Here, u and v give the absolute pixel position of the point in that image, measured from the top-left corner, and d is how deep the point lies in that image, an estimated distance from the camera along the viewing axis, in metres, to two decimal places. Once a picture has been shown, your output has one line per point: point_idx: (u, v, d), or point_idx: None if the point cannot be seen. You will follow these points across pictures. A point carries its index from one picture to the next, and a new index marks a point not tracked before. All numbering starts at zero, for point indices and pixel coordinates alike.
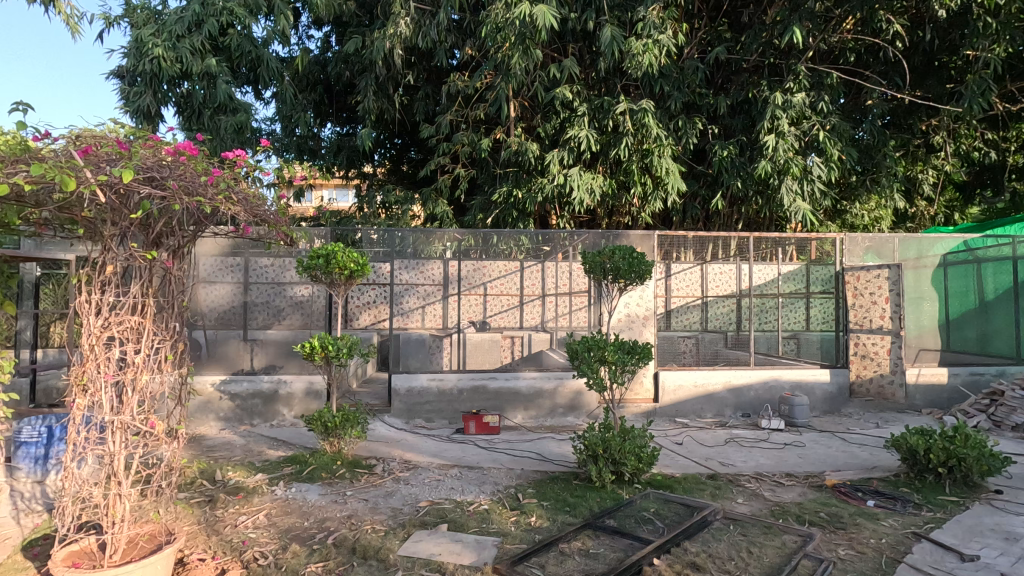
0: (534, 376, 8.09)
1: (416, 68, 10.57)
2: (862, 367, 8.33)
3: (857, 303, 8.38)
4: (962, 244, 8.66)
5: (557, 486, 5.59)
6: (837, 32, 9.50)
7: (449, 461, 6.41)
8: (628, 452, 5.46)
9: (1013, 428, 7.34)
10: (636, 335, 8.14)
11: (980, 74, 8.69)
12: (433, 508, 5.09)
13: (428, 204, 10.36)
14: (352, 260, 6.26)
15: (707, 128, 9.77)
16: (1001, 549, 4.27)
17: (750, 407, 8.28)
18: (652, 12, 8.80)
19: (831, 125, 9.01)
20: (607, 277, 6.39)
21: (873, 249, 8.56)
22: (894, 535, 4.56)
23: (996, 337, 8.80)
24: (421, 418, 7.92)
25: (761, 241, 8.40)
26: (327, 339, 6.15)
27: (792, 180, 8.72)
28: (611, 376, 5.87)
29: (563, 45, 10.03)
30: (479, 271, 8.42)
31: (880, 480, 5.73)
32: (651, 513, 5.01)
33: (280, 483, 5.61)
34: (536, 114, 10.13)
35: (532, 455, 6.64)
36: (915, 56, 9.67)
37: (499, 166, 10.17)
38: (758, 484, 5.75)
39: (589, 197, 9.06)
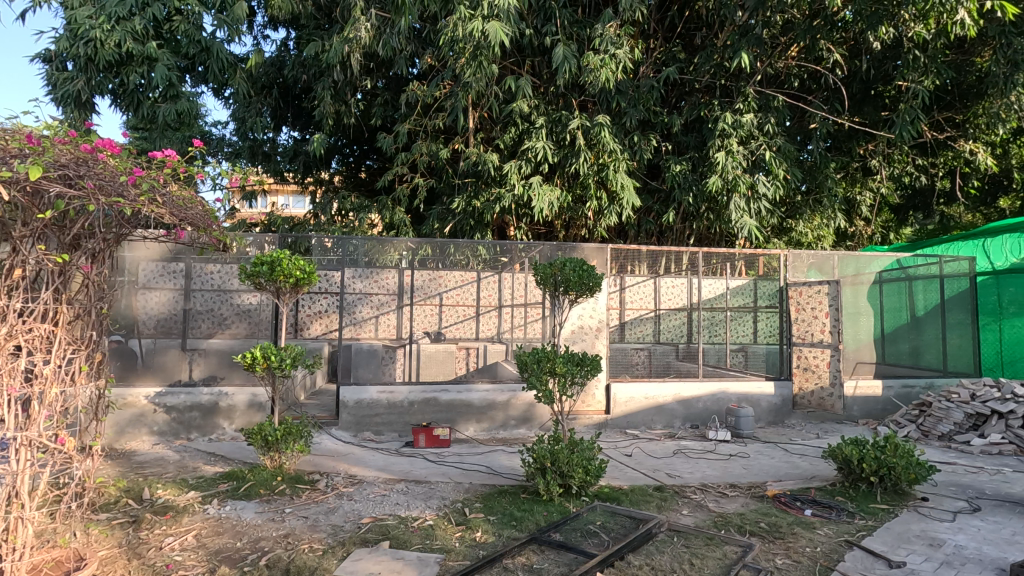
0: (487, 388, 7.99)
1: (375, 75, 10.51)
2: (805, 380, 8.63)
3: (800, 317, 8.70)
4: (895, 261, 9.18)
5: (505, 500, 5.52)
6: (784, 58, 9.99)
7: (396, 475, 6.24)
8: (576, 464, 5.46)
9: (940, 437, 7.75)
10: (588, 347, 8.19)
11: (911, 103, 9.24)
12: (376, 524, 4.92)
13: (385, 212, 10.21)
14: (298, 268, 6.04)
15: (661, 145, 10.01)
16: (926, 555, 4.45)
17: (698, 419, 8.44)
18: (608, 29, 9.01)
19: (776, 146, 9.39)
20: (559, 288, 6.42)
21: (816, 266, 8.91)
22: (828, 543, 4.69)
23: (927, 350, 9.24)
24: (370, 430, 7.71)
25: (710, 256, 8.65)
26: (270, 349, 5.90)
27: (740, 198, 9.02)
28: (560, 388, 5.84)
29: (521, 59, 10.17)
30: (434, 281, 8.22)
31: (818, 489, 5.92)
32: (597, 526, 4.99)
33: (214, 501, 5.32)
34: (495, 125, 10.20)
35: (482, 469, 6.54)
36: (853, 84, 10.23)
37: (457, 175, 10.19)
38: (703, 495, 5.83)
39: (547, 208, 9.11)
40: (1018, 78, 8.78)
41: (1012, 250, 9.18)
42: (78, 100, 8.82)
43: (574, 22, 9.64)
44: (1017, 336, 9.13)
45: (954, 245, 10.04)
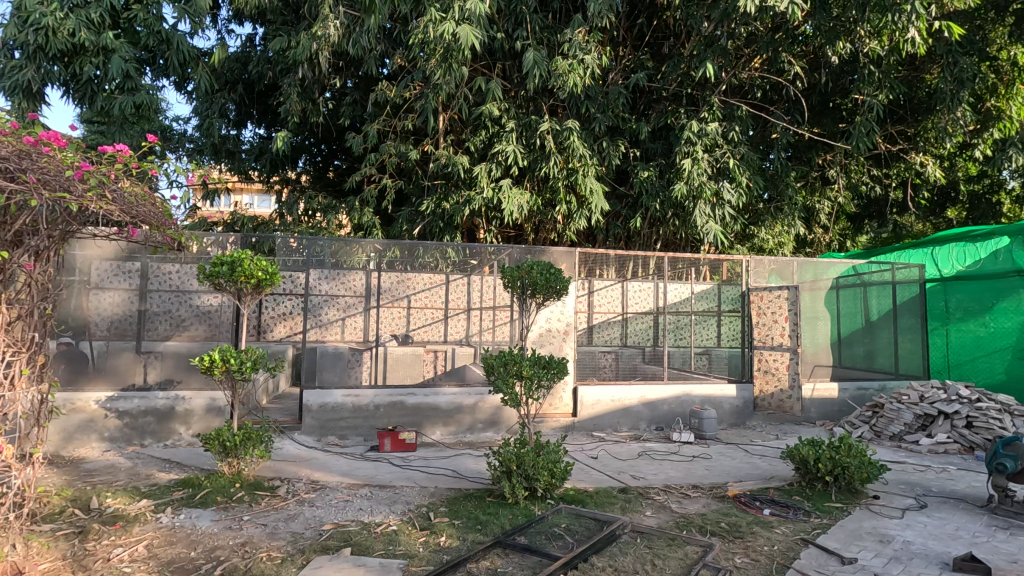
0: (455, 391, 7.95)
1: (343, 74, 10.37)
2: (764, 383, 8.77)
3: (761, 320, 8.91)
4: (851, 267, 9.53)
5: (470, 504, 5.48)
6: (748, 68, 10.22)
7: (360, 480, 6.13)
8: (541, 467, 5.46)
9: (891, 437, 8.06)
10: (555, 350, 8.23)
11: (866, 116, 9.60)
12: (338, 531, 4.83)
13: (354, 213, 10.05)
14: (259, 269, 5.89)
15: (629, 151, 10.14)
16: (876, 551, 4.61)
17: (663, 421, 8.58)
18: (577, 35, 9.10)
19: (740, 154, 9.64)
20: (526, 291, 6.42)
21: (776, 272, 9.18)
22: (785, 541, 4.82)
23: (880, 353, 9.59)
24: (334, 435, 7.57)
25: (676, 261, 8.81)
26: (229, 351, 5.72)
27: (705, 204, 9.21)
28: (526, 391, 5.84)
29: (492, 62, 10.18)
30: (402, 283, 8.15)
31: (776, 489, 6.08)
32: (561, 529, 5.00)
33: (168, 509, 5.13)
34: (466, 127, 10.18)
35: (448, 473, 6.49)
36: (813, 95, 10.59)
37: (427, 177, 10.12)
38: (666, 496, 5.92)
39: (517, 211, 9.13)
40: (963, 95, 9.23)
41: (959, 258, 9.61)
42: (27, 90, 8.40)
43: (545, 27, 9.70)
44: (963, 341, 9.51)
45: (906, 253, 10.47)
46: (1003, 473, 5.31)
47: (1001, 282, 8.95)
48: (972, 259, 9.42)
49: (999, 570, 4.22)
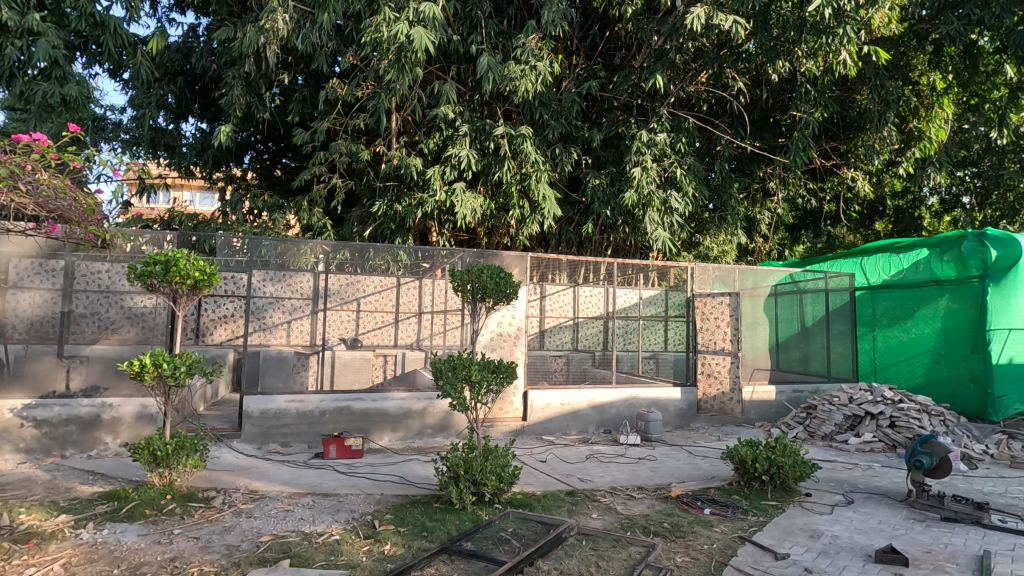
0: (404, 396, 7.81)
1: (292, 70, 10.08)
2: (707, 385, 9.22)
3: (704, 326, 9.27)
4: (788, 275, 10.02)
5: (416, 511, 5.40)
6: (694, 82, 10.57)
7: (302, 489, 5.92)
8: (489, 472, 5.43)
9: (823, 437, 8.50)
10: (506, 354, 8.23)
11: (803, 132, 10.13)
12: (277, 542, 4.64)
13: (302, 214, 9.75)
14: (196, 269, 5.60)
15: (581, 158, 10.28)
16: (807, 546, 4.83)
17: (611, 424, 8.71)
18: (530, 41, 9.18)
19: (687, 165, 9.95)
20: (475, 295, 6.41)
21: (720, 278, 9.51)
22: (723, 539, 4.98)
23: (814, 357, 10.10)
24: (276, 442, 7.28)
25: (626, 267, 9.00)
26: (162, 356, 5.42)
27: (654, 212, 9.46)
28: (475, 396, 5.81)
29: (446, 65, 10.16)
30: (352, 286, 7.95)
31: (717, 489, 6.29)
32: (508, 533, 4.99)
33: (89, 524, 4.79)
34: (419, 129, 10.09)
35: (395, 479, 6.36)
36: (754, 111, 11.09)
37: (379, 178, 9.96)
38: (612, 498, 6.01)
39: (471, 215, 9.10)
40: (889, 115, 9.88)
41: (885, 267, 10.23)
42: None
43: (500, 32, 9.74)
44: (887, 346, 10.15)
45: (838, 262, 11.07)
46: (920, 469, 5.68)
47: (921, 291, 9.58)
48: (896, 268, 10.05)
49: (916, 560, 4.50)
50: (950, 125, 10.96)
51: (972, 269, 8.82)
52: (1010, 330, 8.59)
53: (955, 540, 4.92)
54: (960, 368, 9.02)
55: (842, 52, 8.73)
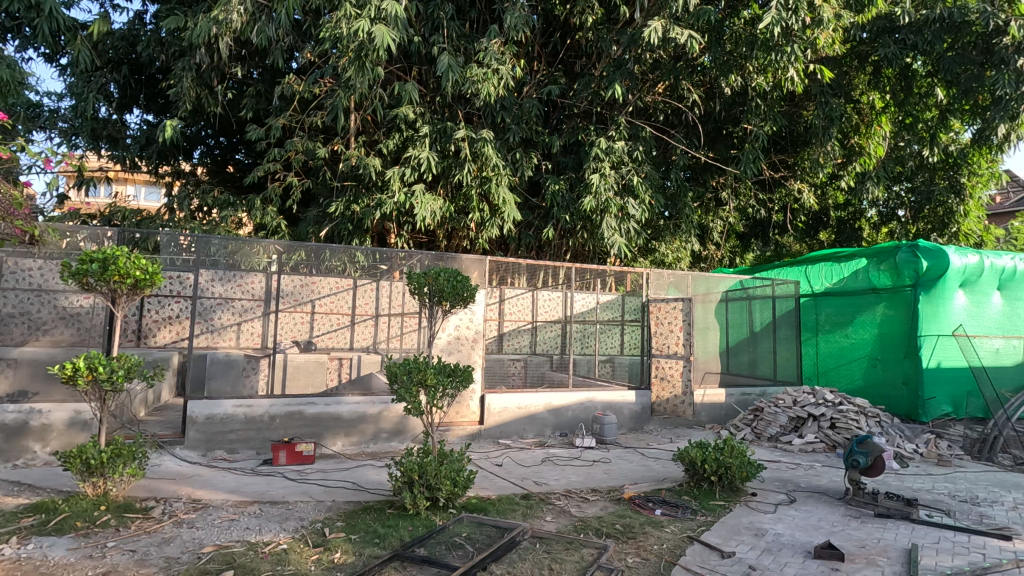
0: (358, 400, 7.64)
1: (246, 64, 9.76)
2: (661, 389, 9.30)
3: (658, 330, 9.38)
4: (738, 282, 10.38)
5: (369, 517, 5.29)
6: (652, 93, 10.82)
7: (248, 497, 5.71)
8: (444, 477, 5.39)
9: (769, 438, 8.83)
10: (464, 358, 8.21)
11: (754, 145, 10.55)
12: (220, 553, 4.45)
13: (255, 212, 9.45)
14: (138, 268, 5.32)
15: (541, 164, 10.36)
16: (752, 545, 4.99)
17: (567, 427, 8.81)
18: (493, 45, 9.20)
19: (644, 173, 10.17)
20: (431, 298, 6.36)
21: (674, 284, 9.79)
22: (673, 540, 5.10)
23: (762, 361, 10.50)
24: (223, 449, 7.01)
25: (584, 271, 9.13)
26: (98, 359, 5.12)
27: (612, 218, 9.64)
28: (430, 400, 5.76)
29: (407, 65, 10.08)
30: (306, 287, 7.76)
31: (668, 490, 6.43)
32: (462, 538, 4.94)
33: (12, 539, 4.48)
34: (379, 129, 9.96)
35: (347, 485, 6.22)
36: (708, 122, 11.46)
37: (337, 178, 9.78)
38: (566, 501, 6.06)
39: (430, 217, 9.04)
40: (832, 131, 10.40)
41: (827, 275, 10.73)
42: None
43: (462, 35, 9.71)
44: (829, 350, 10.66)
45: (784, 270, 11.55)
46: (856, 468, 5.98)
47: (860, 299, 10.10)
48: (838, 277, 10.55)
49: (851, 555, 4.73)
50: (887, 142, 11.61)
51: (905, 279, 9.31)
52: (938, 336, 9.11)
53: (887, 535, 5.19)
54: (893, 372, 9.53)
55: (789, 69, 9.12)
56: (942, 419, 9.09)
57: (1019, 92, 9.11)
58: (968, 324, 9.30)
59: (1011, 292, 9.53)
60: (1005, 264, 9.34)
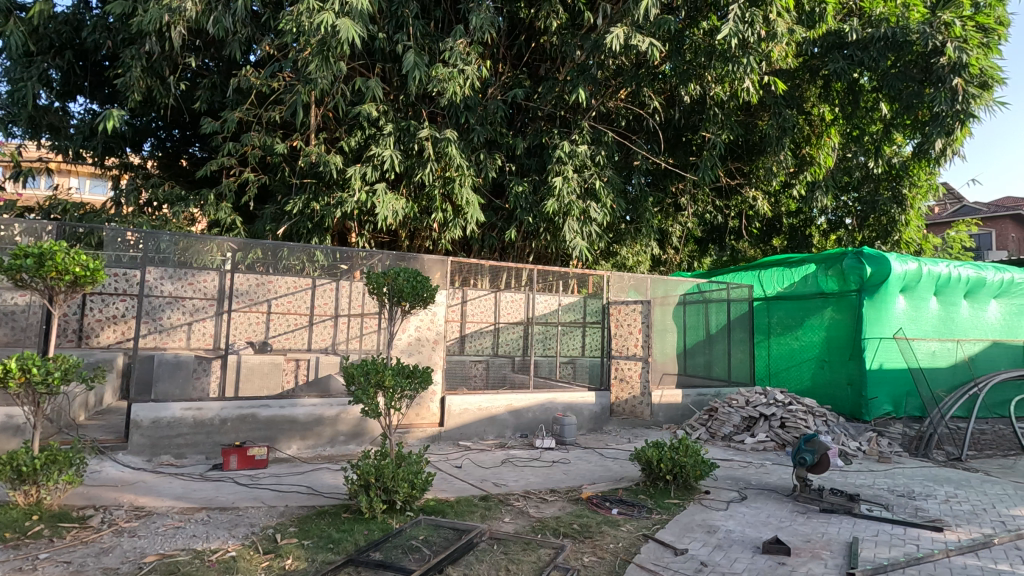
0: (314, 403, 7.45)
1: (201, 54, 9.41)
2: (620, 390, 9.53)
3: (619, 332, 9.61)
4: (695, 286, 10.64)
5: (323, 522, 5.17)
6: (614, 98, 10.98)
7: (196, 503, 5.49)
8: (401, 479, 5.31)
9: (723, 437, 9.08)
10: (424, 360, 8.13)
11: (711, 152, 10.86)
12: (163, 562, 4.27)
13: (208, 208, 9.09)
14: (77, 264, 5.01)
15: (505, 165, 10.37)
16: (703, 541, 5.12)
17: (527, 428, 8.85)
18: (458, 45, 9.16)
19: (606, 177, 10.31)
20: (390, 299, 6.27)
21: (634, 287, 9.96)
22: (628, 538, 5.18)
23: (717, 363, 10.80)
24: (169, 454, 6.72)
25: (546, 274, 9.18)
26: (31, 360, 4.81)
27: (574, 221, 9.74)
28: (388, 401, 5.67)
29: (370, 62, 9.95)
30: (262, 286, 7.54)
31: (625, 489, 6.53)
32: (419, 541, 4.87)
33: None
34: (341, 126, 9.79)
35: (302, 490, 6.06)
36: (668, 129, 11.73)
37: (296, 175, 9.55)
38: (525, 502, 6.07)
39: (393, 217, 8.92)
40: (785, 141, 10.83)
41: (779, 280, 11.14)
42: None
43: (426, 34, 9.63)
44: (781, 352, 11.06)
45: (739, 274, 11.92)
46: (804, 466, 6.21)
47: (809, 302, 10.51)
48: (789, 281, 10.96)
49: (797, 550, 4.91)
50: (836, 153, 12.14)
51: (851, 284, 9.73)
52: (880, 339, 9.55)
53: (830, 529, 5.42)
54: (839, 373, 9.95)
55: (745, 80, 9.43)
56: (883, 418, 9.54)
57: (953, 110, 9.71)
58: (907, 327, 9.79)
59: (947, 297, 10.08)
60: (940, 271, 9.87)
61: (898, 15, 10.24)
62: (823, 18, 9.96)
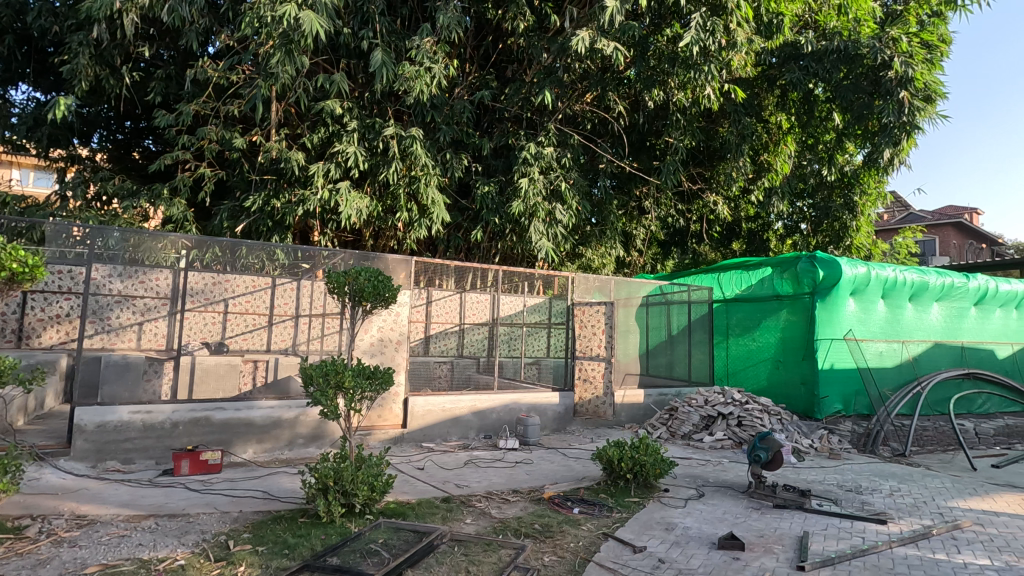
0: (272, 405, 7.24)
1: (155, 44, 9.04)
2: (583, 391, 9.56)
3: (582, 333, 9.65)
4: (658, 287, 10.82)
5: (279, 527, 5.04)
6: (580, 102, 11.07)
7: (143, 510, 5.27)
8: (361, 482, 5.22)
9: (682, 437, 9.26)
10: (387, 361, 8.01)
11: (674, 157, 11.11)
12: (106, 573, 4.07)
13: (161, 203, 8.74)
14: (14, 260, 4.73)
15: (471, 165, 10.35)
16: (661, 539, 5.20)
17: (491, 429, 8.83)
18: (425, 43, 9.09)
19: (571, 180, 10.37)
20: (350, 298, 6.15)
21: (599, 289, 10.06)
22: (589, 537, 5.23)
23: (678, 363, 11.02)
24: (116, 459, 6.42)
25: (512, 275, 9.18)
26: None
27: (539, 222, 9.78)
28: (348, 403, 5.57)
29: (334, 58, 9.77)
30: (218, 286, 7.41)
31: (586, 489, 6.58)
32: (378, 544, 4.78)
33: None
34: (303, 122, 9.59)
35: (257, 494, 5.88)
36: (632, 133, 11.91)
37: (256, 171, 9.29)
38: (487, 503, 6.05)
39: (356, 215, 8.76)
40: (744, 147, 11.15)
41: (737, 283, 11.45)
42: None
43: (392, 31, 9.50)
44: (739, 353, 11.36)
45: (700, 277, 12.19)
46: (758, 463, 6.40)
47: (766, 305, 10.84)
48: (747, 284, 11.28)
49: (751, 545, 5.04)
50: (792, 160, 12.56)
51: (805, 287, 10.07)
52: (831, 340, 9.90)
53: (783, 524, 5.59)
54: (793, 373, 10.29)
55: (707, 87, 9.65)
56: (834, 416, 9.91)
57: (901, 121, 10.14)
58: (857, 329, 10.19)
59: (894, 300, 10.55)
60: (888, 275, 10.30)
61: (851, 30, 10.66)
62: (780, 29, 10.30)
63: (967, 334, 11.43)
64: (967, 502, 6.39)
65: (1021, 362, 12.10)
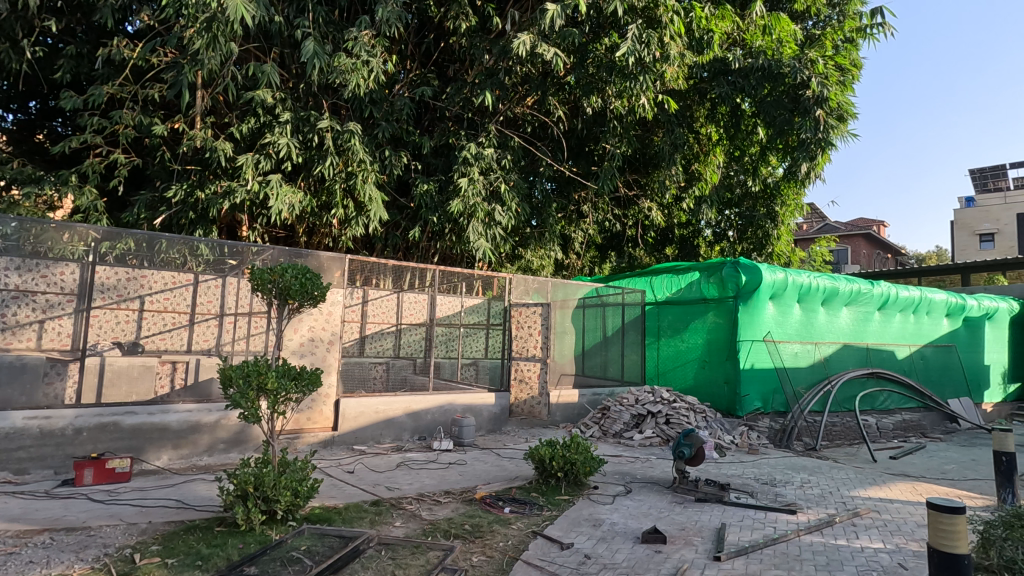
0: (190, 408, 6.83)
1: (64, 19, 8.33)
2: (519, 391, 9.75)
3: (518, 334, 9.75)
4: (594, 290, 11.05)
5: (192, 537, 4.76)
6: (520, 105, 11.18)
7: (37, 525, 4.83)
8: (283, 488, 4.99)
9: (613, 435, 9.54)
10: (319, 361, 7.75)
11: (611, 163, 11.43)
12: None
13: (68, 191, 8.05)
14: None
15: (410, 163, 10.20)
16: (588, 535, 5.31)
17: (426, 431, 8.72)
18: (363, 36, 8.89)
19: (511, 181, 10.41)
20: (276, 297, 5.89)
21: (537, 291, 10.19)
22: (518, 535, 5.27)
23: (612, 363, 11.29)
24: (7, 470, 5.82)
25: (450, 275, 9.11)
26: None
27: (478, 223, 9.75)
28: (270, 406, 5.30)
29: (266, 46, 9.39)
30: (133, 281, 6.86)
31: (518, 488, 6.62)
32: (301, 552, 4.58)
33: None
34: (231, 111, 9.15)
35: (170, 504, 5.52)
36: (572, 138, 12.12)
37: (178, 160, 8.76)
38: (418, 505, 5.96)
39: (288, 210, 8.40)
40: (677, 156, 11.61)
41: (668, 286, 11.86)
42: None
43: (330, 22, 9.20)
44: (668, 353, 11.79)
45: (633, 280, 12.52)
46: (682, 459, 6.65)
47: (694, 308, 11.29)
48: (677, 287, 11.71)
49: (672, 538, 5.24)
50: (719, 170, 13.25)
51: (729, 291, 10.59)
52: (752, 341, 10.46)
53: (702, 517, 5.85)
54: (718, 372, 10.79)
55: (642, 96, 9.92)
56: (754, 413, 10.46)
57: (816, 137, 10.85)
58: (775, 331, 10.81)
59: (808, 304, 11.26)
60: (804, 281, 10.97)
61: (774, 49, 11.30)
62: (710, 45, 10.82)
63: (872, 336, 12.38)
64: (867, 491, 6.92)
65: (916, 362, 13.26)
